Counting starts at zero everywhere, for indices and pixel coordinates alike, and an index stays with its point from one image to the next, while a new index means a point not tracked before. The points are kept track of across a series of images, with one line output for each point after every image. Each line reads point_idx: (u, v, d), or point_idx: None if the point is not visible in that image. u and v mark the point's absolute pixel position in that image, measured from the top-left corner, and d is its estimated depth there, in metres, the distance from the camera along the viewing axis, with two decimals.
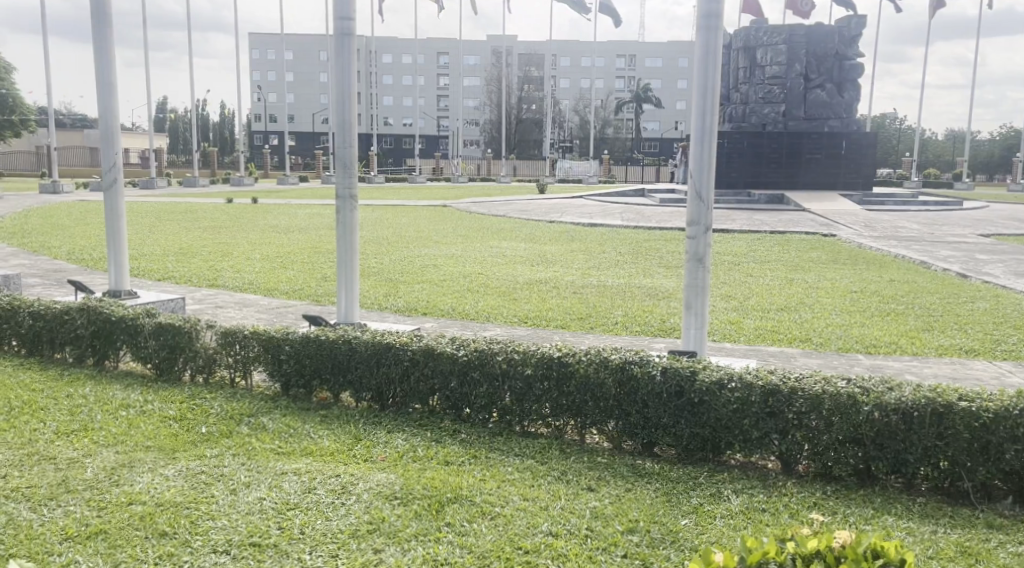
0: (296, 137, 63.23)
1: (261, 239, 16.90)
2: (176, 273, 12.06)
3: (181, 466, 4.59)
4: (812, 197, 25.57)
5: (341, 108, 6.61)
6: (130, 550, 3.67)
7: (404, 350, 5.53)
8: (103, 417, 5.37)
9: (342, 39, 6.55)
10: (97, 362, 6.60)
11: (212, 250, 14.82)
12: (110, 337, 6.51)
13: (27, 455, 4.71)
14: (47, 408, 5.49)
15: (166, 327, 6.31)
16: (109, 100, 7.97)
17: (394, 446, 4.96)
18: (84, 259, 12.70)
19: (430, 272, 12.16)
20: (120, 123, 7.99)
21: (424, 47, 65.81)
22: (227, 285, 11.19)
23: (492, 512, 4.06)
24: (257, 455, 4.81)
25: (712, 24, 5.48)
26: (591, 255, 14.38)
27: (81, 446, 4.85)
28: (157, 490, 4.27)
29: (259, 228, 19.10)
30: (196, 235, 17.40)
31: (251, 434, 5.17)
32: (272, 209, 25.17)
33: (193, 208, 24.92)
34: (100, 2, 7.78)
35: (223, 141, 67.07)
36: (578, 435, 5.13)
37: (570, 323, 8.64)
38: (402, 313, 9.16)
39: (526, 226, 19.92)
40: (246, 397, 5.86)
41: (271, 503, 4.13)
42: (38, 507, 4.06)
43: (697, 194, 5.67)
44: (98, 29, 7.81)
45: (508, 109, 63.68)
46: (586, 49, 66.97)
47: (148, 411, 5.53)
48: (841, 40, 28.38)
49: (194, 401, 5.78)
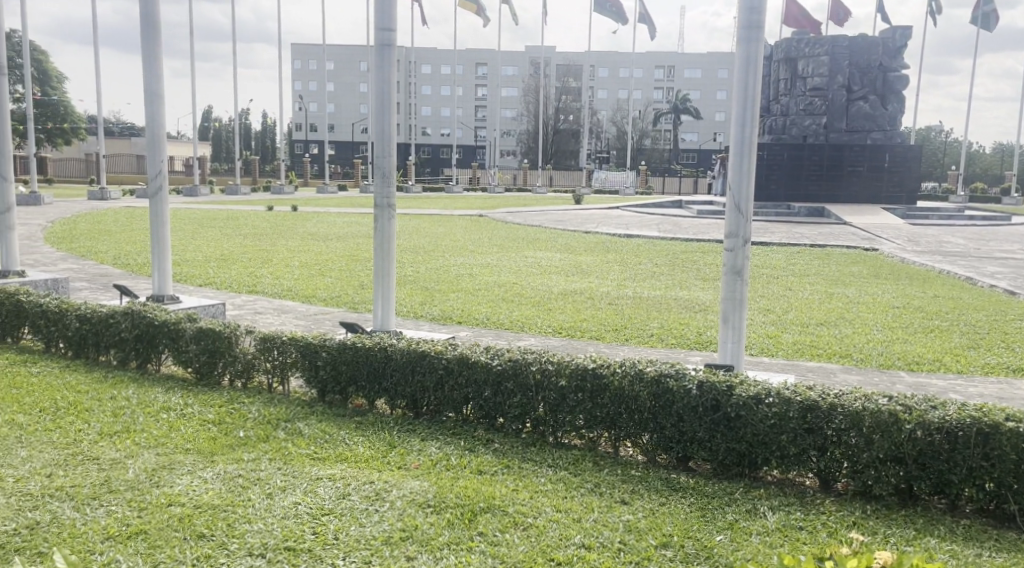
0: (335, 146, 64.09)
1: (300, 247, 17.16)
2: (217, 279, 12.29)
3: (219, 470, 4.66)
4: (854, 210, 25.19)
5: (380, 118, 6.68)
6: (169, 551, 3.73)
7: (438, 358, 5.56)
8: (145, 419, 5.48)
9: (382, 50, 6.62)
10: (140, 365, 6.73)
11: (252, 257, 15.07)
12: (153, 341, 6.65)
13: (72, 455, 4.82)
14: (91, 409, 5.62)
15: (207, 332, 6.44)
16: (156, 109, 8.17)
17: (427, 454, 4.98)
18: (130, 264, 13.01)
19: (466, 281, 12.22)
20: (166, 132, 8.18)
21: (463, 58, 66.31)
22: (267, 291, 11.37)
23: (525, 523, 4.06)
24: (293, 460, 4.86)
25: (753, 34, 5.45)
26: (627, 266, 14.33)
27: (123, 448, 4.95)
28: (195, 492, 4.34)
29: (299, 236, 19.40)
30: (237, 242, 17.72)
31: (287, 438, 5.23)
32: (312, 217, 25.56)
33: (235, 216, 25.39)
34: (150, 14, 7.99)
35: (265, 150, 68.26)
36: (612, 447, 5.10)
37: (605, 335, 8.61)
38: (437, 322, 9.20)
39: (562, 236, 19.92)
40: (283, 402, 5.94)
41: (306, 508, 4.17)
42: (82, 506, 4.16)
43: (736, 205, 5.62)
44: (146, 40, 8.01)
45: (546, 119, 63.83)
46: (625, 60, 66.87)
47: (188, 414, 5.64)
48: (885, 51, 27.99)
49: (233, 405, 5.86)
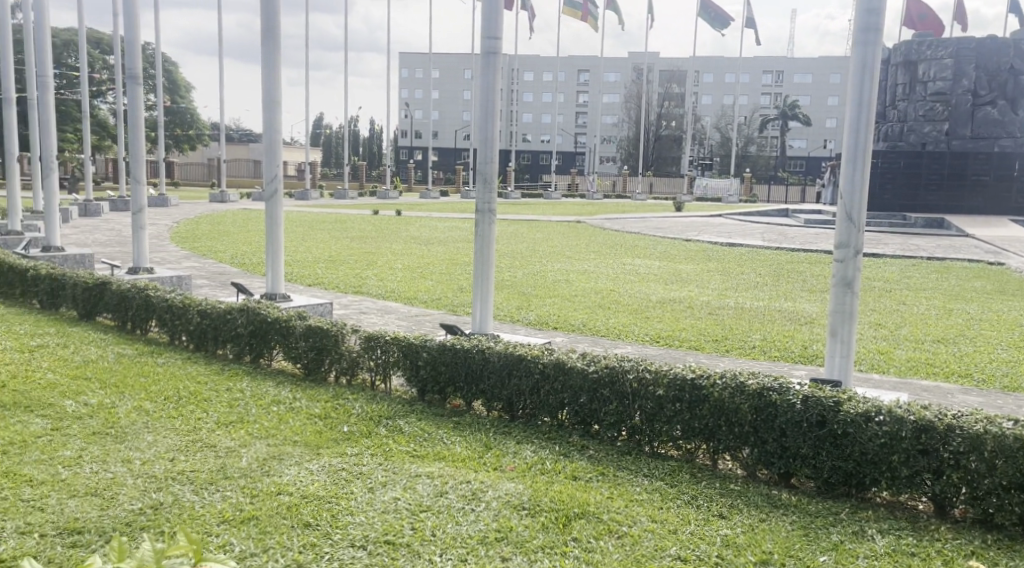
0: (438, 152, 65.45)
1: (403, 250, 17.62)
2: (325, 279, 12.79)
3: (324, 462, 4.86)
4: (976, 222, 23.78)
5: (485, 124, 6.80)
6: (278, 537, 3.92)
7: (535, 362, 5.61)
8: (257, 411, 5.76)
9: (487, 58, 6.74)
10: (254, 359, 7.08)
11: (357, 259, 15.58)
12: (266, 336, 6.99)
13: (192, 441, 5.12)
14: (209, 400, 5.96)
15: (315, 330, 6.70)
16: (274, 116, 8.58)
17: (522, 457, 5.03)
18: (245, 264, 13.70)
19: (562, 287, 12.25)
20: (283, 139, 8.58)
21: (565, 64, 66.44)
22: (370, 292, 11.74)
23: (619, 531, 4.04)
24: (393, 457, 5.01)
25: (870, 39, 5.27)
26: (729, 276, 14.02)
27: (238, 437, 5.23)
28: (302, 482, 4.54)
29: (401, 239, 19.92)
30: (344, 244, 18.36)
31: (388, 435, 5.39)
32: (414, 222, 26.21)
33: (342, 219, 26.30)
34: (271, 27, 8.42)
35: (371, 156, 70.43)
36: (711, 459, 5.02)
37: (705, 345, 8.45)
38: (534, 327, 9.26)
39: (662, 244, 19.68)
40: (385, 400, 6.12)
41: (406, 504, 4.30)
42: (200, 490, 4.42)
43: (847, 215, 5.43)
44: (267, 51, 8.43)
45: (648, 126, 63.16)
46: (732, 65, 65.36)
47: (296, 408, 5.90)
48: (1017, 54, 26.51)
49: (338, 401, 6.09)
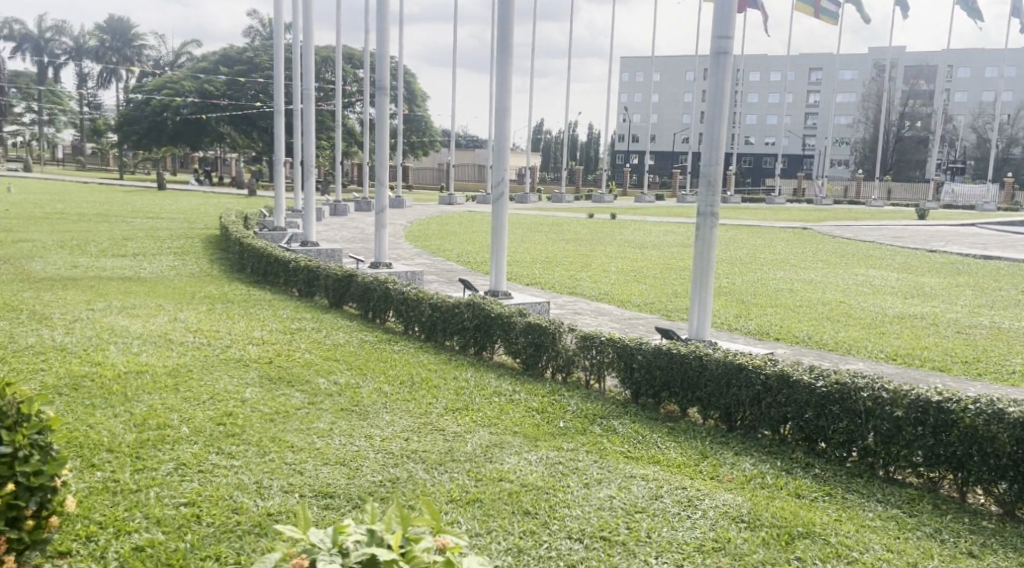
0: (656, 156, 64.83)
1: (619, 253, 17.67)
2: (543, 279, 13.16)
3: (542, 454, 5.01)
4: None
5: (711, 126, 6.63)
6: (500, 521, 4.11)
7: (757, 373, 5.39)
8: (480, 401, 6.06)
9: (717, 58, 6.57)
10: (477, 352, 7.44)
11: (574, 261, 15.86)
12: (489, 331, 7.31)
13: (423, 424, 5.50)
14: (438, 387, 6.36)
15: (534, 326, 6.91)
16: (504, 122, 8.95)
17: (741, 469, 4.87)
18: (470, 262, 14.44)
19: (786, 297, 11.67)
20: (511, 143, 8.93)
21: (796, 63, 63.02)
22: (586, 293, 11.91)
23: (849, 556, 3.79)
24: (608, 456, 5.05)
25: None
26: (982, 291, 12.59)
27: (463, 423, 5.54)
28: (521, 472, 4.72)
29: (617, 243, 19.98)
30: (561, 246, 18.77)
31: (603, 434, 5.45)
32: (630, 225, 26.17)
33: (560, 222, 26.84)
34: (505, 37, 8.79)
35: (589, 160, 71.26)
36: (957, 491, 4.56)
37: (951, 366, 7.67)
38: (754, 336, 8.91)
39: (900, 254, 18.10)
40: (600, 400, 6.18)
41: (621, 503, 4.32)
42: (431, 469, 4.73)
43: None
44: (500, 59, 8.81)
45: (887, 127, 58.28)
46: (993, 58, 58.47)
47: (516, 400, 6.13)
48: None
49: (555, 396, 6.24)
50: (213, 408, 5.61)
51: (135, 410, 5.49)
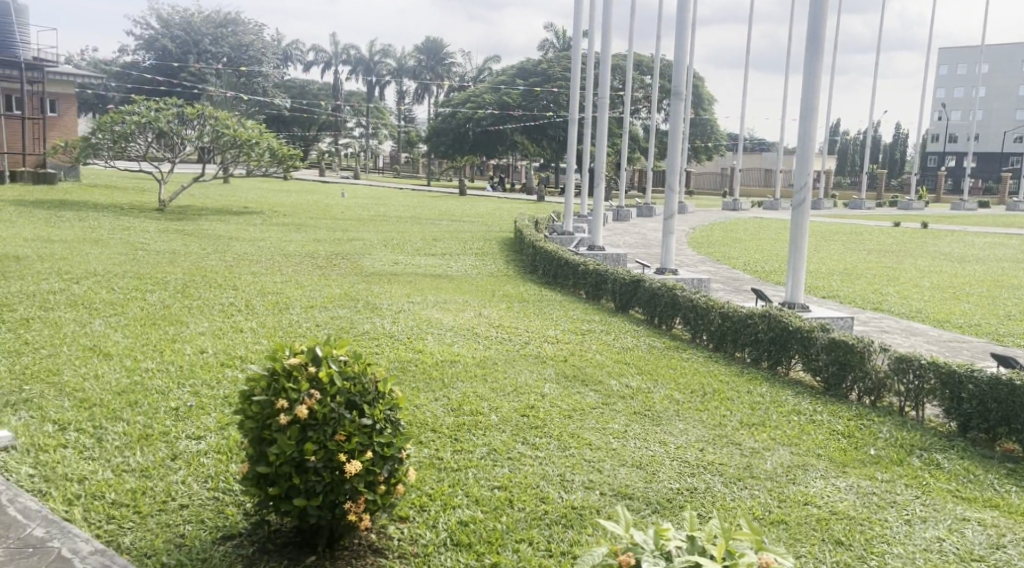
0: (980, 158, 57.18)
1: (931, 267, 15.87)
2: (842, 292, 12.24)
3: (853, 482, 4.67)
4: None
5: None
6: (811, 547, 3.90)
7: None
8: (779, 418, 5.80)
9: None
10: (772, 366, 7.12)
11: (878, 274, 14.55)
12: (786, 344, 6.96)
13: (718, 436, 5.40)
14: (732, 399, 6.20)
15: (840, 343, 6.46)
16: (811, 125, 8.46)
17: None
18: (759, 271, 13.87)
19: None
20: (817, 147, 8.41)
21: None
22: (893, 310, 10.87)
23: None
24: (933, 492, 4.57)
25: None
26: None
27: (761, 439, 5.35)
28: (831, 498, 4.44)
29: (930, 255, 17.96)
30: (863, 257, 17.31)
31: (924, 468, 4.94)
32: (945, 236, 23.38)
33: (860, 230, 24.76)
34: (816, 34, 8.30)
35: (895, 163, 64.84)
36: None
37: None
38: None
39: None
40: (918, 429, 5.61)
41: (953, 548, 3.89)
42: (731, 483, 4.63)
43: None
44: (809, 58, 8.33)
45: None
46: None
47: (818, 421, 5.77)
48: None
49: (863, 421, 5.78)
50: (516, 400, 5.99)
51: (451, 396, 6.02)
